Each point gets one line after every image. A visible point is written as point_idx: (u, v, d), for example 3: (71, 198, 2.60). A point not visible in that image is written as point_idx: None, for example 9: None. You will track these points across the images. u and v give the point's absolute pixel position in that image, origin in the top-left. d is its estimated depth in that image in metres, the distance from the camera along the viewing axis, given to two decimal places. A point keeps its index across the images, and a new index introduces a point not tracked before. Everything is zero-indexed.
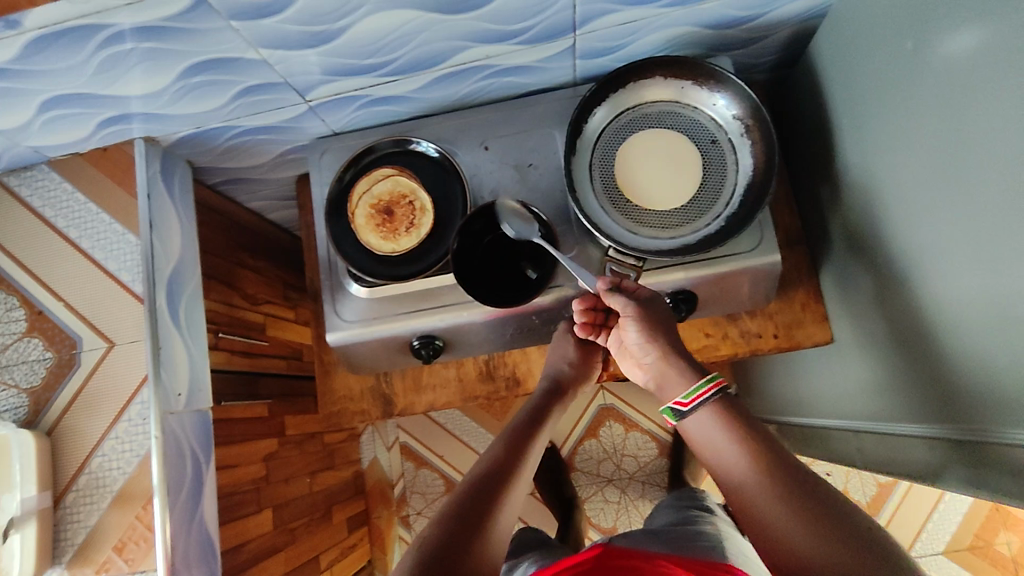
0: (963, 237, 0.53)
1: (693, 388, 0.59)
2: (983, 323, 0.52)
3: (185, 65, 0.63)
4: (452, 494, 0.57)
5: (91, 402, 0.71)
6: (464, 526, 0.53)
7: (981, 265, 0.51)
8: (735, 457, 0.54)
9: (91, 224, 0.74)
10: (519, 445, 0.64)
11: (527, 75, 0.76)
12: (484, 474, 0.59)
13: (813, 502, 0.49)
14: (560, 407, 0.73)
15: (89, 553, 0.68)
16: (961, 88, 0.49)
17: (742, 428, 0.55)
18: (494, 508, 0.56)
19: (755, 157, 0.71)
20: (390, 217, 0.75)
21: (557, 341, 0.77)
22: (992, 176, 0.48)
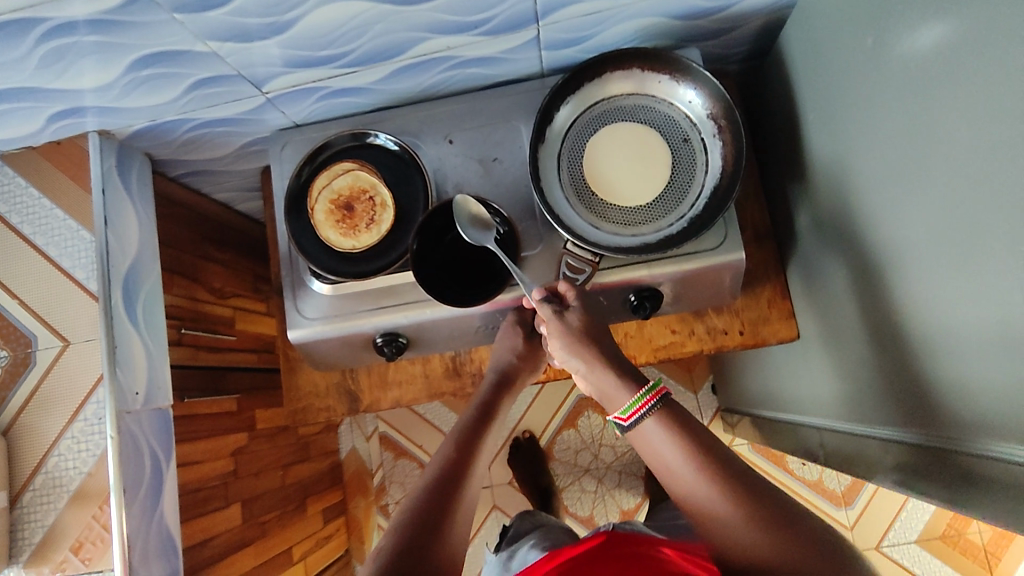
0: (922, 240, 0.52)
1: (633, 401, 0.56)
2: (941, 328, 0.51)
3: (133, 59, 0.61)
4: (405, 503, 0.57)
5: (47, 401, 0.70)
6: (417, 538, 0.53)
7: (940, 271, 0.50)
8: (687, 469, 0.51)
9: (45, 220, 0.73)
10: (472, 441, 0.64)
11: (491, 66, 0.74)
12: (436, 478, 0.59)
13: (773, 510, 0.47)
14: (510, 398, 0.73)
15: (46, 552, 0.68)
16: (923, 87, 0.48)
17: (685, 436, 0.53)
18: (447, 514, 0.56)
19: (725, 158, 0.69)
20: (350, 213, 0.74)
21: (503, 335, 0.76)
22: (950, 179, 0.46)
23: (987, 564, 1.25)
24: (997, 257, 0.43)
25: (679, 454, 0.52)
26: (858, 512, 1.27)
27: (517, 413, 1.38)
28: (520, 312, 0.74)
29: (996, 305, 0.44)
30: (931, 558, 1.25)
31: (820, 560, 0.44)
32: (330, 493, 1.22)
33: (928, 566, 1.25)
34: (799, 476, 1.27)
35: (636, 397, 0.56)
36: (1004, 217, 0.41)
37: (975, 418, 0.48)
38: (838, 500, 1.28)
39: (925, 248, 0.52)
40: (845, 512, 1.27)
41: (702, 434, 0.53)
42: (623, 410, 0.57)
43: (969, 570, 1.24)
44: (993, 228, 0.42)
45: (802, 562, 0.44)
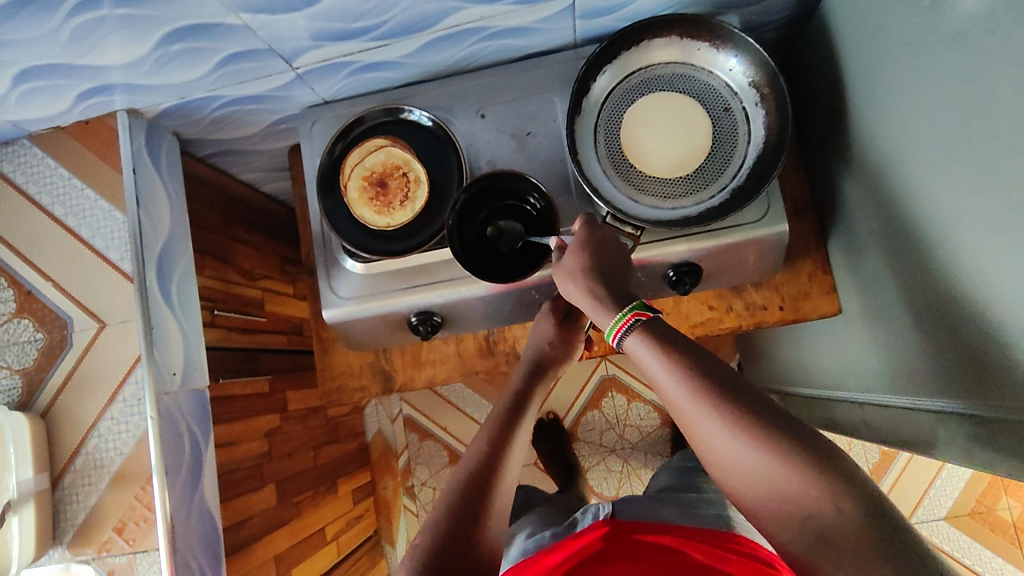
0: (973, 206, 0.50)
1: (614, 322, 0.56)
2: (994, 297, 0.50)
3: (163, 33, 0.60)
4: (441, 496, 0.55)
5: (85, 383, 0.70)
6: (455, 533, 0.51)
7: (993, 237, 0.49)
8: (667, 384, 0.50)
9: (76, 201, 0.72)
10: (508, 432, 0.61)
11: (524, 37, 0.72)
12: (473, 471, 0.56)
13: (749, 415, 0.46)
14: (545, 386, 0.70)
15: (89, 533, 0.68)
16: (977, 47, 0.46)
17: (663, 351, 0.51)
18: (485, 509, 0.53)
19: (769, 128, 0.67)
20: (383, 190, 0.73)
21: (536, 322, 0.74)
22: (1007, 144, 0.45)
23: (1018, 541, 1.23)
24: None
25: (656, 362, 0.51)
26: (887, 489, 1.26)
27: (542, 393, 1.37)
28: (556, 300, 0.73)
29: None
30: (960, 535, 1.24)
31: (796, 465, 0.43)
32: (359, 473, 1.23)
33: (958, 543, 1.24)
34: None
35: (618, 318, 0.56)
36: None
37: None
38: None
39: (979, 216, 0.50)
40: None
41: (683, 345, 0.51)
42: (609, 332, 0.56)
43: (1000, 546, 1.22)
44: None
45: (777, 470, 0.43)
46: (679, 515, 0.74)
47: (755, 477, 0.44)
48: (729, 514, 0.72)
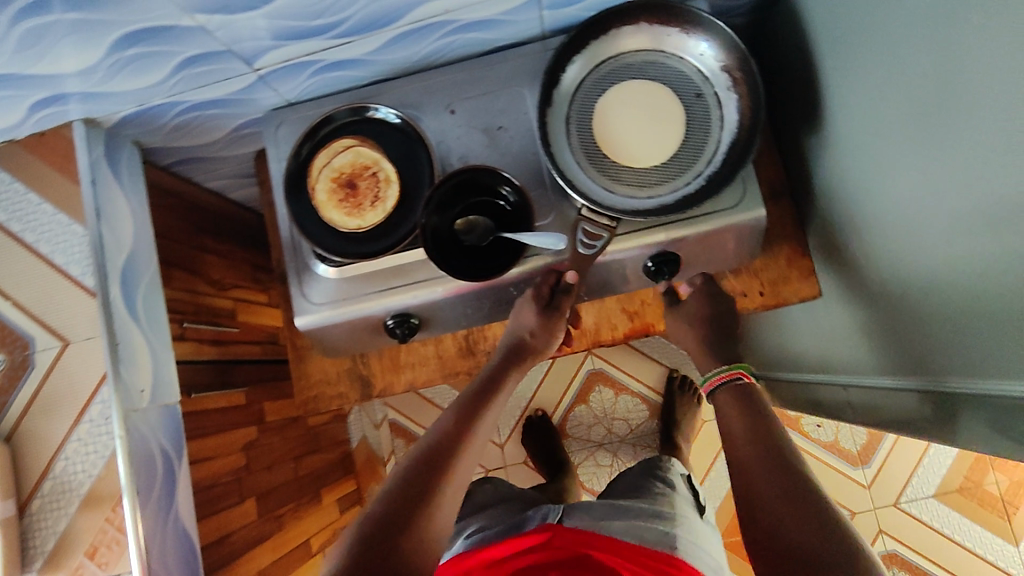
0: (945, 183, 0.50)
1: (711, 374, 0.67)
2: (971, 272, 0.50)
3: (115, 38, 0.58)
4: (395, 474, 0.54)
5: (49, 404, 0.67)
6: (403, 508, 0.50)
7: (966, 212, 0.48)
8: (735, 437, 0.59)
9: (34, 216, 0.70)
10: (470, 416, 0.60)
11: (490, 29, 0.70)
12: (431, 450, 0.56)
13: (806, 502, 0.50)
14: (516, 373, 0.69)
15: (61, 559, 0.65)
16: (943, 23, 0.45)
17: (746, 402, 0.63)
18: (438, 486, 0.53)
19: (742, 112, 0.66)
20: (353, 192, 0.71)
21: (518, 309, 0.72)
22: (974, 120, 0.44)
23: (1006, 515, 1.23)
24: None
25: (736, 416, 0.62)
26: (875, 470, 1.27)
27: (527, 392, 1.36)
28: (539, 287, 0.70)
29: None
30: (949, 512, 1.24)
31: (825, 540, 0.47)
32: (344, 482, 1.21)
33: (948, 519, 1.24)
34: (814, 438, 1.28)
35: (716, 371, 0.67)
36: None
37: (1014, 363, 0.46)
38: (854, 459, 1.28)
39: (950, 191, 0.50)
40: (862, 471, 1.27)
41: (752, 406, 0.62)
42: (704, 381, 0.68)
43: (990, 522, 1.23)
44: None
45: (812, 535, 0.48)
46: (624, 527, 0.72)
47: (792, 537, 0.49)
48: (674, 532, 0.72)
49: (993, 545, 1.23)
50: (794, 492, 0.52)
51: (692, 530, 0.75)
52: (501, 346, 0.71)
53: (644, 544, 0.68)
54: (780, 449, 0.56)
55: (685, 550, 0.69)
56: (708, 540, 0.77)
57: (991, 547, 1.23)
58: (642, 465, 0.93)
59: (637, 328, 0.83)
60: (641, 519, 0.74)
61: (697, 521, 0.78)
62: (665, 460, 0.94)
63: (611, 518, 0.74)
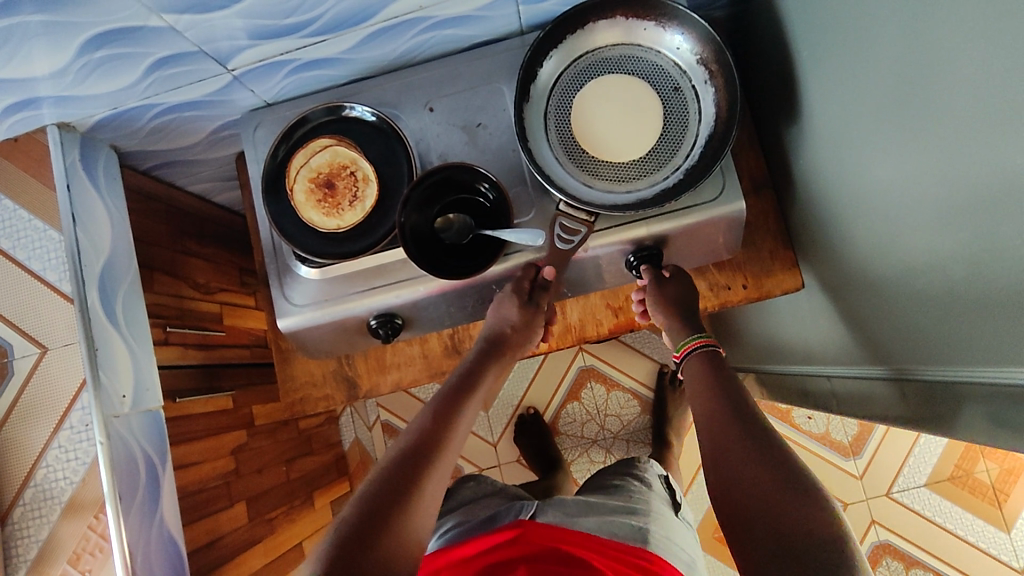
0: (920, 170, 0.50)
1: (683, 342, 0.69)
2: (946, 259, 0.50)
3: (85, 39, 0.57)
4: (373, 472, 0.54)
5: (29, 412, 0.66)
6: (380, 506, 0.49)
7: (940, 197, 0.48)
8: (707, 405, 0.61)
9: (9, 222, 0.69)
10: (447, 413, 0.60)
11: (467, 26, 0.70)
12: (409, 446, 0.55)
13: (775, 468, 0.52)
14: (490, 375, 0.69)
15: (43, 567, 0.65)
16: (913, 8, 0.45)
17: (717, 368, 0.64)
18: (417, 482, 0.52)
19: (719, 105, 0.66)
20: (331, 192, 0.71)
21: (500, 302, 0.71)
22: (950, 105, 0.44)
23: (997, 502, 1.23)
24: (994, 175, 0.41)
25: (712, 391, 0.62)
26: (867, 461, 1.27)
27: (519, 389, 1.36)
28: (517, 283, 0.69)
29: (998, 228, 0.42)
30: (942, 500, 1.24)
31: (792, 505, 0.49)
32: (338, 484, 1.20)
33: (940, 508, 1.24)
34: (805, 430, 1.27)
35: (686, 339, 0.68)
36: (1002, 134, 0.39)
37: (994, 350, 0.46)
38: (845, 450, 1.28)
39: (922, 177, 0.50)
40: (853, 462, 1.27)
41: (723, 373, 0.64)
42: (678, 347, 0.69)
43: (981, 510, 1.23)
44: (995, 150, 0.40)
45: (782, 501, 0.49)
46: (597, 524, 0.73)
47: (762, 504, 0.50)
48: (647, 527, 0.73)
49: (985, 533, 1.23)
50: (766, 460, 0.53)
51: (666, 525, 0.76)
52: (479, 338, 0.72)
53: (616, 539, 0.69)
54: (762, 430, 0.56)
55: (658, 544, 0.70)
56: (682, 535, 0.78)
57: (983, 535, 1.23)
58: (619, 463, 0.93)
59: (623, 323, 0.83)
60: (616, 515, 0.75)
61: (671, 518, 0.79)
62: (643, 459, 0.94)
63: (585, 516, 0.75)
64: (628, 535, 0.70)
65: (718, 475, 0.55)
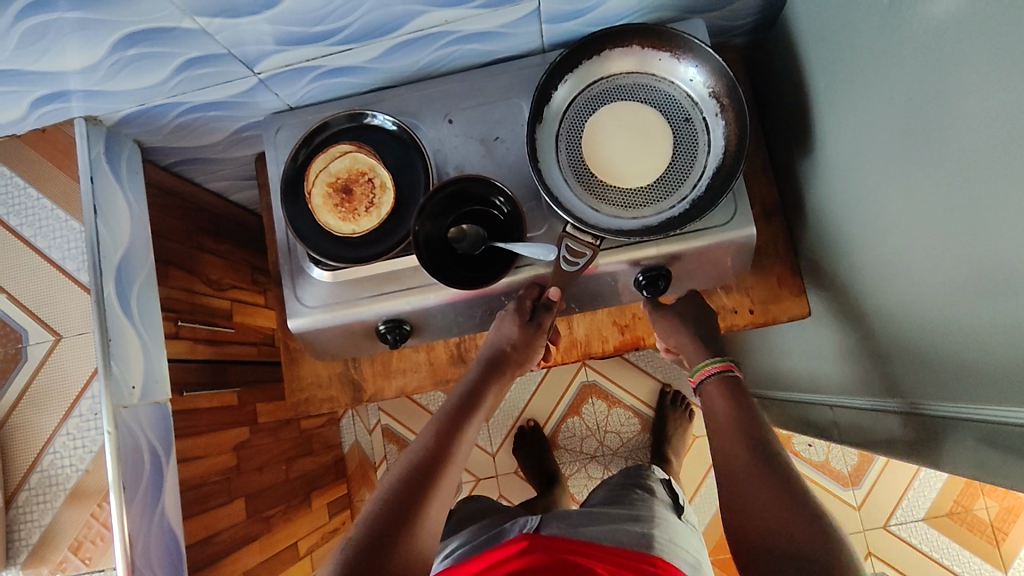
0: (927, 203, 0.51)
1: (701, 365, 0.67)
2: (948, 292, 0.50)
3: (117, 38, 0.59)
4: (388, 483, 0.54)
5: (38, 398, 0.67)
6: (393, 518, 0.50)
7: (950, 234, 0.49)
8: (719, 429, 0.61)
9: (32, 210, 0.70)
10: (459, 420, 0.61)
11: (489, 42, 0.72)
12: (421, 456, 0.56)
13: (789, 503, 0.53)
14: (501, 383, 0.69)
15: (43, 554, 0.65)
16: (928, 48, 0.46)
17: (733, 393, 0.64)
18: (429, 490, 0.54)
19: (728, 138, 0.67)
20: (349, 197, 0.72)
21: (501, 320, 0.71)
22: (957, 143, 0.45)
23: (995, 540, 1.23)
24: (1000, 213, 0.42)
25: (726, 407, 0.63)
26: (866, 492, 1.26)
27: (520, 401, 1.36)
28: (521, 300, 0.70)
29: (1002, 267, 0.43)
30: (938, 535, 1.24)
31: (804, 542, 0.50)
32: (335, 486, 1.20)
33: (936, 543, 1.24)
34: (804, 457, 1.27)
35: (705, 363, 0.67)
36: (1009, 176, 0.40)
37: (996, 388, 0.47)
38: (844, 480, 1.27)
39: (930, 212, 0.50)
40: (852, 492, 1.26)
41: (738, 396, 0.63)
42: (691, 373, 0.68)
43: (978, 547, 1.23)
44: (1001, 190, 0.41)
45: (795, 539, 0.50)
46: (601, 533, 0.72)
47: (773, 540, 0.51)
48: (652, 533, 0.72)
49: (981, 571, 1.22)
50: (780, 491, 0.54)
51: (671, 531, 0.75)
52: (479, 356, 0.71)
53: (622, 546, 0.68)
54: (773, 451, 0.58)
55: (662, 549, 0.69)
56: (688, 540, 0.77)
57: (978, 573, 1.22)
58: (623, 474, 0.93)
59: (629, 341, 0.83)
60: (620, 521, 0.74)
61: (677, 524, 0.78)
62: (647, 468, 0.94)
63: (589, 525, 0.74)
64: (632, 542, 0.69)
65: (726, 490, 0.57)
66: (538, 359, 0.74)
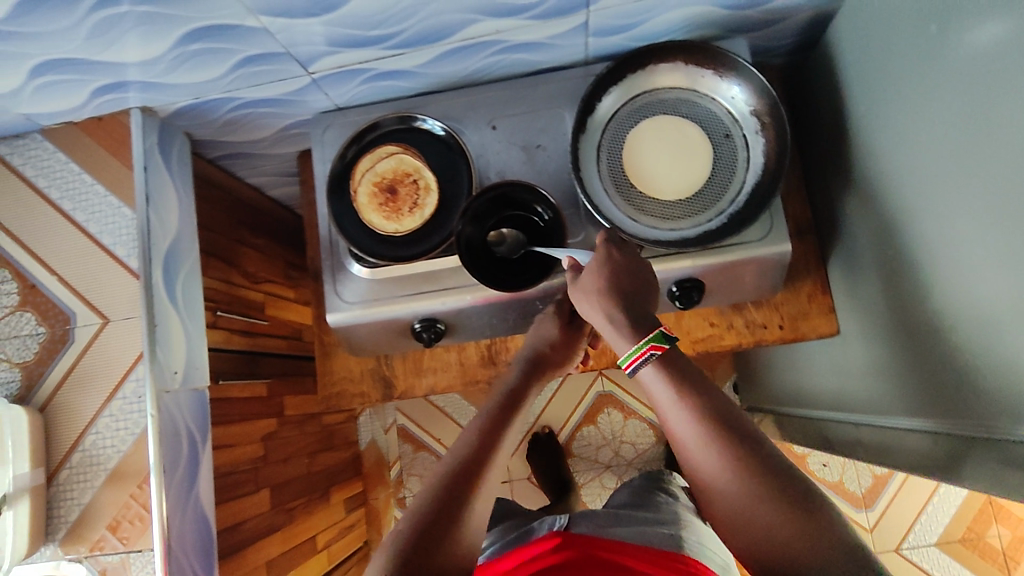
0: (984, 227, 0.51)
1: (632, 350, 0.55)
2: (997, 315, 0.51)
3: (182, 33, 0.61)
4: (434, 478, 0.56)
5: (84, 379, 0.69)
6: (439, 514, 0.52)
7: (1004, 255, 0.49)
8: (688, 429, 0.51)
9: (85, 196, 0.72)
10: (504, 417, 0.62)
11: (537, 52, 0.73)
12: (466, 452, 0.57)
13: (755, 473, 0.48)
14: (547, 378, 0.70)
15: (82, 532, 0.67)
16: (988, 75, 0.47)
17: (686, 383, 0.52)
18: (474, 487, 0.55)
19: (768, 155, 0.68)
20: (393, 197, 0.74)
21: (539, 323, 0.72)
22: (1016, 168, 0.46)
23: (1007, 569, 1.23)
24: None
25: (692, 427, 0.51)
26: (879, 515, 1.26)
27: (537, 408, 1.37)
28: (561, 301, 0.71)
29: None
30: (949, 561, 1.24)
31: (784, 514, 0.46)
32: (351, 483, 1.22)
33: (948, 569, 1.24)
34: (819, 477, 1.27)
35: (636, 346, 0.55)
36: None
37: None
38: (857, 501, 1.27)
39: (984, 234, 0.51)
40: (865, 514, 1.26)
41: (702, 386, 0.52)
42: (624, 358, 0.56)
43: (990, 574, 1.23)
44: None
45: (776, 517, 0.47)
46: (630, 533, 0.73)
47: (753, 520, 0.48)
48: (680, 533, 0.73)
49: None
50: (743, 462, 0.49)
51: (698, 531, 0.76)
52: (517, 360, 0.70)
53: (650, 545, 0.69)
54: (737, 422, 0.50)
55: (691, 548, 0.70)
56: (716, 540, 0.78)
57: None
58: (644, 479, 0.94)
59: None
60: (648, 524, 0.76)
61: (705, 528, 0.79)
62: (668, 476, 0.95)
63: (617, 526, 0.76)
64: (661, 540, 0.71)
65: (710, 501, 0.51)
66: (576, 361, 0.75)
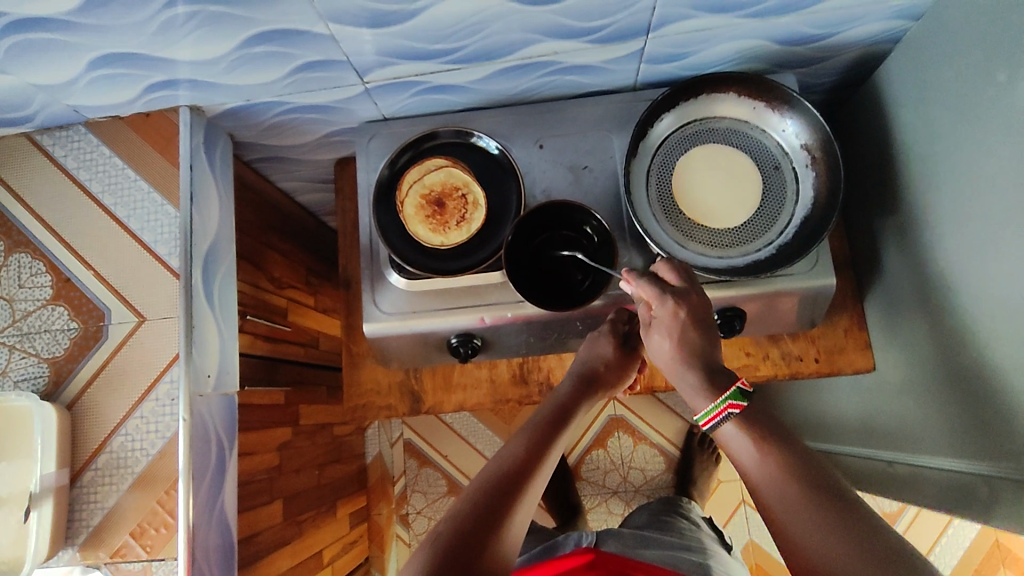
0: None
1: (711, 407, 0.57)
2: None
3: (248, 35, 0.60)
4: (475, 485, 0.55)
5: (116, 378, 0.67)
6: (482, 520, 0.51)
7: None
8: (774, 485, 0.50)
9: (128, 191, 0.71)
10: (547, 434, 0.61)
11: (590, 75, 0.74)
12: (509, 464, 0.57)
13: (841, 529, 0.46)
14: (591, 400, 0.69)
15: (103, 537, 0.65)
16: None
17: (772, 439, 0.53)
18: (516, 498, 0.54)
19: (818, 190, 0.69)
20: (440, 210, 0.73)
21: (592, 341, 0.72)
22: None
23: None
24: None
25: (777, 478, 0.50)
26: None
27: None
28: (614, 322, 0.71)
29: None
30: None
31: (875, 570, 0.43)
32: (354, 497, 1.19)
33: None
34: None
35: (715, 403, 0.56)
36: None
37: None
38: None
39: None
40: None
41: (791, 446, 0.52)
42: (702, 414, 0.57)
43: None
44: None
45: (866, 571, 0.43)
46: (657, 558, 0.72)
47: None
48: (708, 562, 0.72)
49: None
50: (830, 517, 0.47)
51: (722, 562, 0.75)
52: (569, 376, 0.70)
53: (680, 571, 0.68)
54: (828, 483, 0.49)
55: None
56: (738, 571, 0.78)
57: None
58: (659, 503, 0.93)
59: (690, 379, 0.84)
60: (675, 550, 0.75)
61: (727, 558, 0.79)
62: (685, 501, 0.95)
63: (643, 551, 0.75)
64: (690, 569, 0.70)
65: (776, 541, 0.49)
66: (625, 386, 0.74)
